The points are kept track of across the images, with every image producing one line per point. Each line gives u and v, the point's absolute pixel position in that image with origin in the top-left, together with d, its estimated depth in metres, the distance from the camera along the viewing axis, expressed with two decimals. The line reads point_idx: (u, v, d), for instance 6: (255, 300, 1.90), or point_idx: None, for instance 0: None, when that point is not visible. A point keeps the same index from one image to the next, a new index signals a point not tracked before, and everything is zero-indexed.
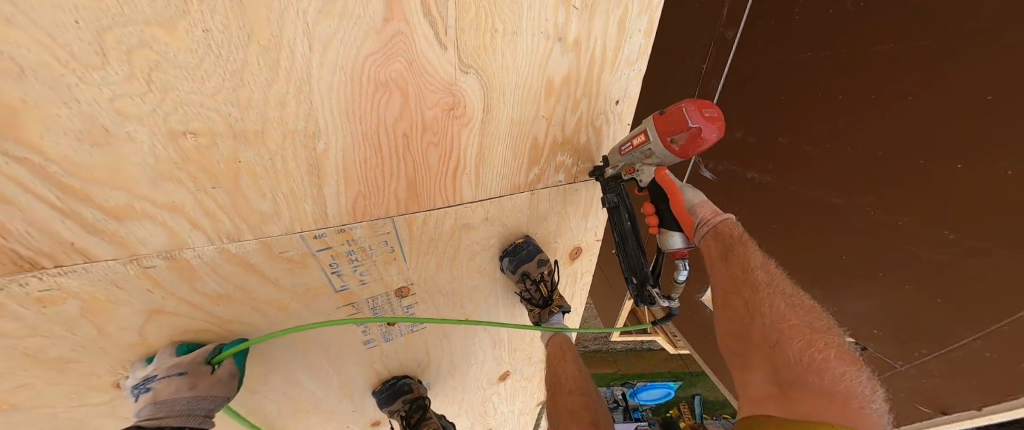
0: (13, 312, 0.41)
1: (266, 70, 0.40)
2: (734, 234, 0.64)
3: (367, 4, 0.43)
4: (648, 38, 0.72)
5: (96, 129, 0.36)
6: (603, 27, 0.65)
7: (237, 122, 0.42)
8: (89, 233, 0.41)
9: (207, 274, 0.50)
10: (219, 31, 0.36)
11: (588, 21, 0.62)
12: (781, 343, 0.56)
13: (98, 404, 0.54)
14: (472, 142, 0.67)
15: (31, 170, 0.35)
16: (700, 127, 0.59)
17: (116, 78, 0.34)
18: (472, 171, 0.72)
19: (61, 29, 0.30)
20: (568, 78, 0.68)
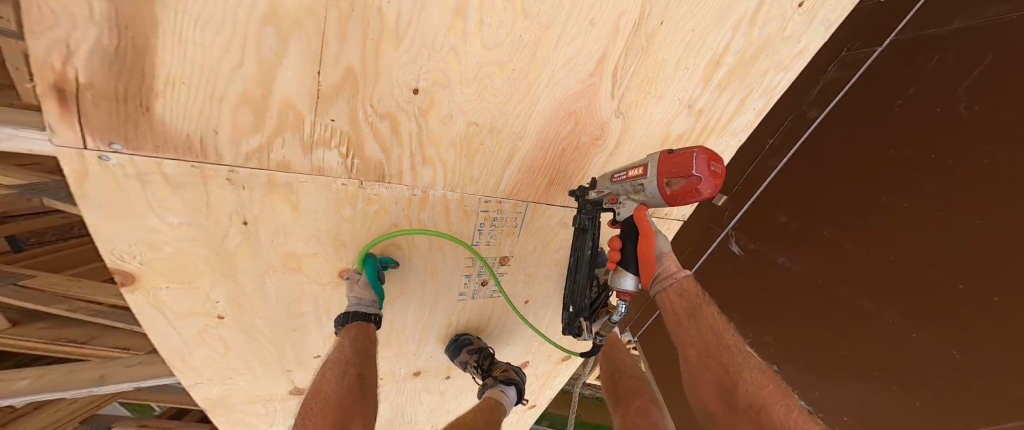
0: (355, 206, 0.65)
1: (520, 96, 0.67)
2: (694, 292, 0.73)
3: (585, 65, 0.67)
4: (758, 116, 0.94)
5: (448, 116, 0.63)
6: (727, 104, 0.87)
7: (495, 120, 0.68)
8: (411, 167, 0.66)
9: (431, 208, 0.74)
10: (516, 71, 0.63)
11: (716, 99, 0.85)
12: (767, 412, 0.62)
13: (322, 285, 0.75)
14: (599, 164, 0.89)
15: (418, 129, 0.62)
16: (698, 177, 0.61)
17: (468, 92, 0.62)
18: None
19: (469, 62, 0.58)
20: (682, 135, 0.91)
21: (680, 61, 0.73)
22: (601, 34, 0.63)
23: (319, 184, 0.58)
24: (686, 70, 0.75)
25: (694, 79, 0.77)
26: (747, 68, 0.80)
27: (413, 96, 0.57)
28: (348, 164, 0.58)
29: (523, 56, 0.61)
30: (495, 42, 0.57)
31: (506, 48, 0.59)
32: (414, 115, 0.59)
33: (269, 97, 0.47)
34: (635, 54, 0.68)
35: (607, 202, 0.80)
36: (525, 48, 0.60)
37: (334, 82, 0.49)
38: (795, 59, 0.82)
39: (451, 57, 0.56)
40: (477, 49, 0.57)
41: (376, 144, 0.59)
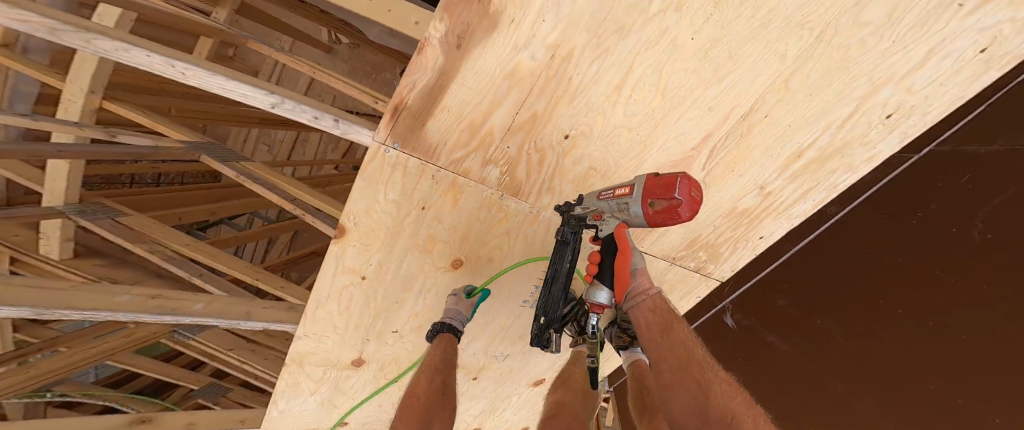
0: (489, 210, 0.80)
1: (634, 154, 0.83)
2: (665, 309, 0.74)
3: (692, 140, 0.83)
4: (814, 208, 1.07)
5: (580, 158, 0.79)
6: (794, 191, 1.00)
7: (609, 168, 0.84)
8: (537, 189, 0.81)
9: (537, 225, 0.88)
10: (640, 135, 0.79)
11: (785, 185, 0.98)
12: (736, 419, 0.66)
13: (432, 272, 0.86)
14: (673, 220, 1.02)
15: (554, 162, 0.78)
16: (678, 201, 0.58)
17: (602, 142, 0.78)
18: (658, 236, 1.06)
19: (611, 121, 0.75)
20: (748, 210, 1.04)
21: (767, 150, 0.88)
22: (715, 119, 0.79)
23: (477, 188, 0.75)
24: (769, 159, 0.90)
25: (773, 165, 0.93)
26: (818, 166, 0.94)
27: (563, 138, 0.75)
28: (501, 179, 0.76)
29: (649, 126, 0.78)
30: (635, 112, 0.75)
31: (639, 118, 0.76)
32: (556, 150, 0.76)
33: (485, 126, 0.67)
34: (733, 140, 0.84)
35: (590, 218, 0.74)
36: (654, 120, 0.77)
37: (522, 118, 0.69)
38: (864, 163, 0.96)
39: (601, 117, 0.74)
40: (622, 114, 0.74)
41: (524, 166, 0.76)
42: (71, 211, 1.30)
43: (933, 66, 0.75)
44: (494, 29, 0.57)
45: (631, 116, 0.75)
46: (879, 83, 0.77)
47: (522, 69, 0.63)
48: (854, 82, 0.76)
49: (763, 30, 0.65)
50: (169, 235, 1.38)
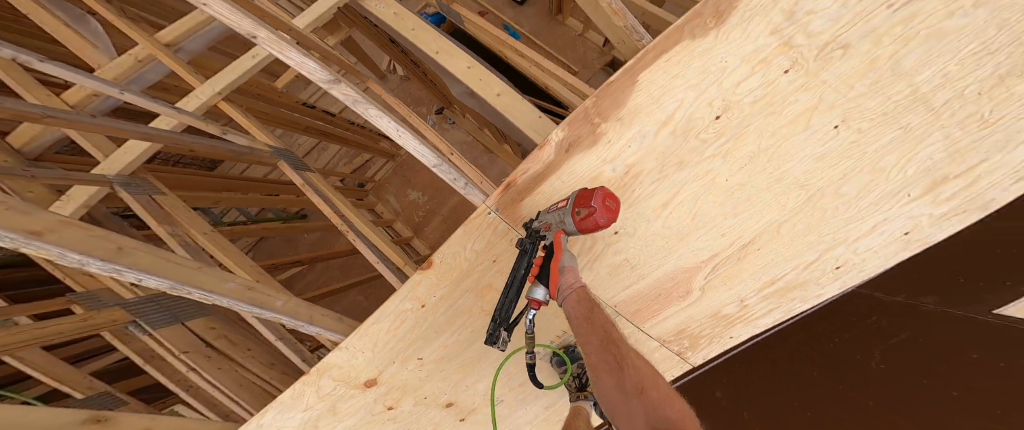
0: None
1: (660, 253, 0.99)
2: (590, 302, 0.74)
3: (703, 252, 1.00)
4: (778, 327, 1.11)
5: (619, 245, 0.98)
6: (766, 311, 1.04)
7: (638, 259, 1.00)
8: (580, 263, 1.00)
9: None
10: (668, 239, 0.98)
11: (761, 300, 1.03)
12: (646, 390, 0.60)
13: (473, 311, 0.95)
14: (667, 315, 1.08)
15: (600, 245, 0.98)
16: (594, 208, 0.71)
17: (639, 238, 0.97)
18: (651, 324, 1.10)
19: (650, 224, 0.95)
20: (728, 316, 1.07)
21: (755, 270, 1.01)
22: (723, 242, 0.99)
23: None
24: (751, 275, 1.02)
25: (754, 282, 1.02)
26: (788, 291, 1.02)
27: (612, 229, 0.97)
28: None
29: (674, 233, 0.97)
30: (668, 221, 0.95)
31: (671, 227, 0.96)
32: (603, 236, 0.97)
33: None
34: (732, 258, 1.01)
35: (543, 230, 0.82)
36: (680, 231, 0.97)
37: None
38: (823, 298, 1.01)
39: (642, 218, 0.94)
40: (659, 221, 0.95)
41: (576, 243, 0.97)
42: (118, 183, 1.29)
43: (872, 238, 0.94)
44: (594, 143, 0.83)
45: (665, 223, 0.95)
46: (837, 242, 0.95)
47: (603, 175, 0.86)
48: (818, 238, 0.96)
49: (776, 183, 0.93)
50: (194, 222, 1.41)
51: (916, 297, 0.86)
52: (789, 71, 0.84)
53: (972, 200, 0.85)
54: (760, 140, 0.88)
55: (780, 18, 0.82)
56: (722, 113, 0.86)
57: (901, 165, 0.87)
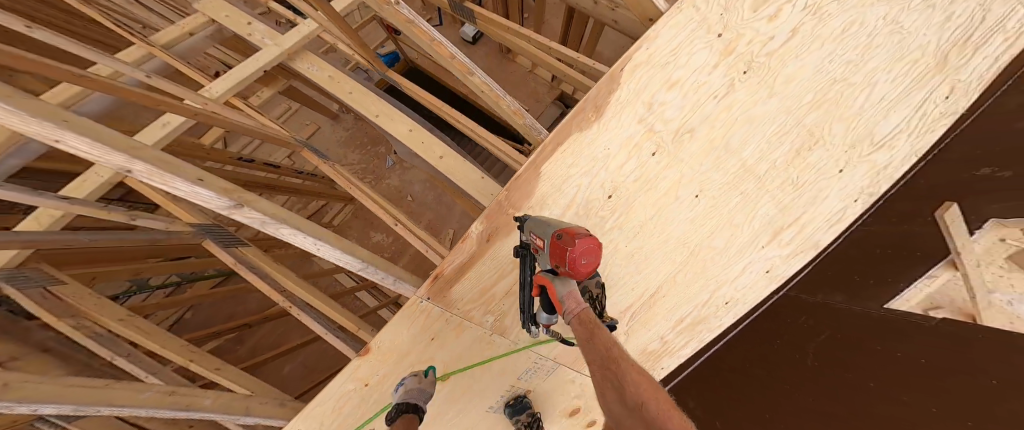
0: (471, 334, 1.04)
1: None
2: (595, 324, 0.67)
3: (618, 300, 1.15)
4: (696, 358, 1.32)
5: None
6: (683, 344, 1.25)
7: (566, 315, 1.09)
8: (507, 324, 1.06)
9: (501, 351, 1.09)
10: None
11: (674, 337, 1.24)
12: (657, 424, 0.52)
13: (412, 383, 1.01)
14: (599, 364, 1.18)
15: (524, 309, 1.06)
16: (568, 272, 0.71)
17: None
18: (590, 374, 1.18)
19: None
20: (654, 353, 1.25)
21: (668, 309, 1.19)
22: (634, 295, 1.15)
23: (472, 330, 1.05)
24: (664, 316, 1.19)
25: (667, 323, 1.21)
26: (695, 327, 1.22)
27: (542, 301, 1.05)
28: (494, 323, 1.06)
29: None
30: None
31: None
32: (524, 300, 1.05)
33: (492, 289, 1.02)
34: (643, 304, 1.17)
35: (534, 247, 0.86)
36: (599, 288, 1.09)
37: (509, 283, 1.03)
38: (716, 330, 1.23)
39: None
40: None
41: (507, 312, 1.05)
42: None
43: (745, 277, 1.21)
44: (510, 231, 0.99)
45: None
46: (719, 283, 1.18)
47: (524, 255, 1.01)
48: (705, 281, 1.18)
49: (663, 244, 1.10)
50: (102, 308, 1.30)
51: (829, 296, 1.10)
52: (656, 153, 1.01)
53: (802, 244, 1.22)
54: (647, 210, 1.06)
55: (643, 110, 0.99)
56: (613, 191, 1.02)
57: (750, 220, 1.13)
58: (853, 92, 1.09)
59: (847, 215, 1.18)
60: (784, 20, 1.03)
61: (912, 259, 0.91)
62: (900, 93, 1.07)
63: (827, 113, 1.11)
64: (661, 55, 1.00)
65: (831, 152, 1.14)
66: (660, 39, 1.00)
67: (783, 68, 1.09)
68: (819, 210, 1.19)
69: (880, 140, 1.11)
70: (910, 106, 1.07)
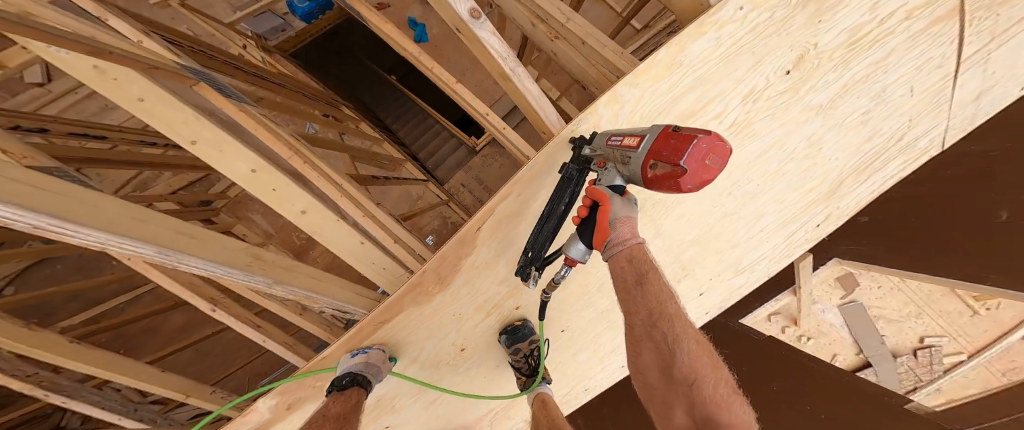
0: None
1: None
2: (645, 260, 0.66)
3: (466, 418, 1.14)
4: None
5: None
6: None
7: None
8: None
9: None
10: (425, 417, 1.08)
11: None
12: (696, 384, 0.64)
13: None
14: None
15: None
16: (685, 170, 0.51)
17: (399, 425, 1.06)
18: None
19: (408, 414, 1.05)
20: None
21: (517, 415, 1.21)
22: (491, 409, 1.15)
23: None
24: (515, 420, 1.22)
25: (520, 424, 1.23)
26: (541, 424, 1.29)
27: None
28: None
29: (428, 415, 1.08)
30: (428, 409, 1.07)
31: (426, 410, 1.07)
32: None
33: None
34: (492, 416, 1.17)
35: (594, 166, 0.73)
36: (439, 412, 1.09)
37: None
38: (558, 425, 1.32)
39: (396, 409, 1.02)
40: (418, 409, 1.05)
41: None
42: None
43: (599, 379, 1.25)
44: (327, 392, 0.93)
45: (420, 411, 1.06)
46: (577, 389, 1.23)
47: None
48: (562, 392, 1.21)
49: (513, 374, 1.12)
50: None
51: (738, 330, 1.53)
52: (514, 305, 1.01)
53: None
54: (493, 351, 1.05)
55: (507, 270, 0.95)
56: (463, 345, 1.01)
57: (599, 350, 1.19)
58: (736, 225, 1.14)
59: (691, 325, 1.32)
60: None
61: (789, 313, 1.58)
62: (780, 223, 1.22)
63: (705, 246, 1.14)
64: (534, 211, 0.89)
65: (697, 287, 1.21)
66: (539, 181, 0.85)
67: (677, 204, 1.02)
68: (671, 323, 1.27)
69: (743, 267, 1.23)
70: (774, 232, 1.22)
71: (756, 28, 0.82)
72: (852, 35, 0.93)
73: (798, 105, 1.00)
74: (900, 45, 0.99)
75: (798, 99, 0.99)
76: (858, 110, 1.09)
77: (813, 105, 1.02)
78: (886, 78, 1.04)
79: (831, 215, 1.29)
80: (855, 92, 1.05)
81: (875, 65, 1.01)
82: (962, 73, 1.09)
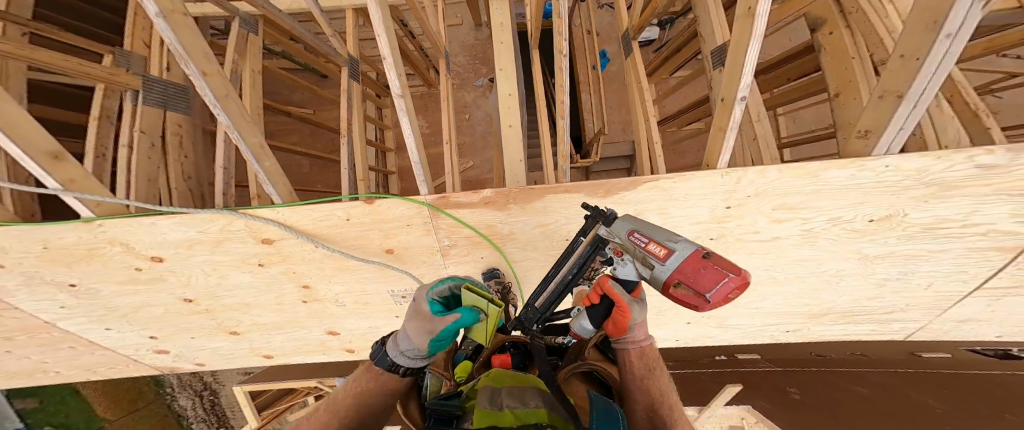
0: (466, 222, 1.53)
1: (525, 262, 1.60)
2: (652, 358, 0.88)
3: None
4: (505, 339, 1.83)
5: (514, 244, 1.56)
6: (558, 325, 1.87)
7: (522, 261, 1.59)
8: (485, 233, 1.55)
9: (474, 246, 1.59)
10: (535, 258, 1.59)
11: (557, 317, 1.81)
12: (651, 380, 0.87)
13: (418, 224, 1.54)
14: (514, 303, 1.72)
15: (504, 236, 1.55)
16: (711, 299, 0.74)
17: (524, 250, 1.57)
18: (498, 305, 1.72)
19: (531, 246, 1.56)
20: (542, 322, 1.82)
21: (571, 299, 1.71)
22: None
23: (468, 224, 1.54)
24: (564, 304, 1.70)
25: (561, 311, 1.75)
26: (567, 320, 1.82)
27: (514, 240, 1.55)
28: (481, 233, 1.55)
29: (537, 257, 1.58)
30: (542, 253, 1.57)
31: (540, 253, 1.57)
32: (507, 229, 1.54)
33: (495, 224, 1.53)
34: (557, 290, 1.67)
35: (612, 250, 0.92)
36: (542, 261, 1.59)
37: (504, 216, 1.52)
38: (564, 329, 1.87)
39: (534, 237, 1.54)
40: (539, 248, 1.56)
41: (494, 224, 1.53)
42: None
43: None
44: (527, 201, 1.49)
45: (537, 251, 1.57)
46: None
47: (524, 219, 1.51)
48: None
49: None
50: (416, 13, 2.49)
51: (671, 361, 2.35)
52: None
53: (662, 320, 1.80)
54: None
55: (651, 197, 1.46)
56: None
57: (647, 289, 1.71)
58: (771, 285, 1.56)
59: (692, 329, 1.80)
60: (809, 225, 1.33)
61: (752, 381, 1.98)
62: (792, 307, 1.63)
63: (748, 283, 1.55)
64: None
65: (678, 312, 1.76)
66: None
67: (764, 243, 1.39)
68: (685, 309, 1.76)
69: (748, 312, 1.68)
70: (750, 312, 1.69)
71: (864, 182, 1.23)
72: (927, 223, 1.29)
73: (859, 245, 1.36)
74: (947, 248, 1.35)
75: (874, 237, 1.34)
76: (884, 275, 1.46)
77: (893, 248, 1.37)
78: (918, 269, 1.43)
79: (812, 331, 1.70)
80: (896, 263, 1.41)
81: (914, 256, 1.38)
82: (969, 296, 1.51)
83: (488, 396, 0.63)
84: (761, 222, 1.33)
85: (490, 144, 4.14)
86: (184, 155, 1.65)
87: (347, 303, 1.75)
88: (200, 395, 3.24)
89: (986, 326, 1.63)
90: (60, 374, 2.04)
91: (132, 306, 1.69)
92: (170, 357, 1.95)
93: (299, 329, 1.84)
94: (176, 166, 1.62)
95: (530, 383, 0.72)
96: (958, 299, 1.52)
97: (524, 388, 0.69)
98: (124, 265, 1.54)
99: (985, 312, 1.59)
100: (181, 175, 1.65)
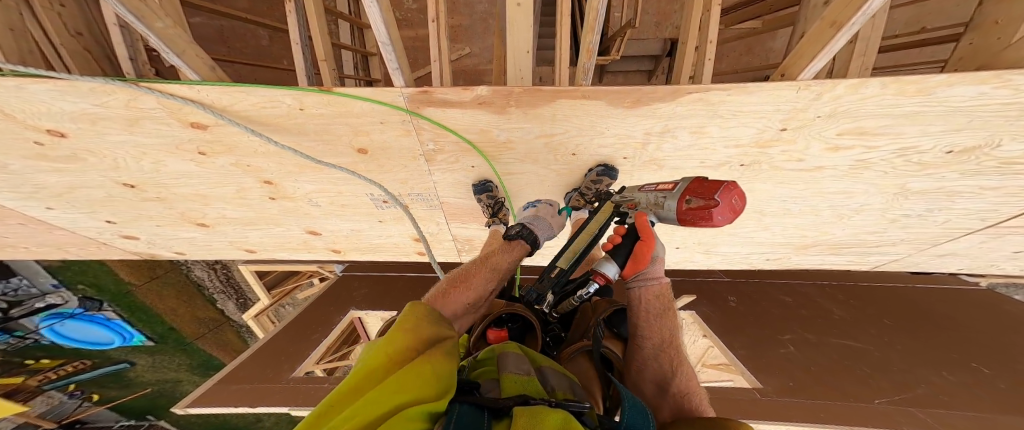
0: (455, 121, 1.25)
1: (522, 175, 1.38)
2: (666, 296, 0.85)
3: (548, 195, 1.45)
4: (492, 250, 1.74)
5: (510, 153, 1.31)
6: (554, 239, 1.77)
7: (518, 173, 1.38)
8: (475, 138, 1.29)
9: (464, 153, 1.35)
10: (533, 171, 1.37)
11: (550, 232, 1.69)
12: (661, 323, 0.84)
13: (395, 119, 1.25)
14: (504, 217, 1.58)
15: (501, 145, 1.30)
16: (717, 202, 0.75)
17: (520, 161, 1.34)
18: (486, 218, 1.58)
19: (531, 157, 1.32)
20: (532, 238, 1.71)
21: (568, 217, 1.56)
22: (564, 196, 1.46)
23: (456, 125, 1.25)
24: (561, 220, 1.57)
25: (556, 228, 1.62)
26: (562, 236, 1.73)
27: (512, 151, 1.31)
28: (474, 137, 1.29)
29: (536, 170, 1.36)
30: (545, 167, 1.35)
31: (542, 166, 1.35)
32: (504, 138, 1.27)
33: (490, 132, 1.26)
34: (555, 205, 1.50)
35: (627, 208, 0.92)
36: (544, 175, 1.38)
37: (502, 121, 1.23)
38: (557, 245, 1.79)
39: (534, 148, 1.29)
40: (540, 162, 1.33)
41: (487, 130, 1.26)
42: None
43: None
44: (531, 108, 1.19)
45: (538, 163, 1.34)
46: None
47: (525, 127, 1.24)
48: None
49: None
50: None
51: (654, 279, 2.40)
52: None
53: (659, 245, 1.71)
54: None
55: None
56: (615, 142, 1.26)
57: None
58: (787, 219, 1.43)
59: (688, 256, 1.74)
60: (866, 153, 1.13)
61: (716, 290, 2.22)
62: (798, 241, 1.55)
63: (762, 215, 1.42)
64: None
65: (673, 239, 1.67)
66: None
67: (800, 172, 1.20)
68: (685, 239, 1.66)
69: (750, 243, 1.60)
70: (752, 244, 1.61)
71: (980, 103, 0.97)
72: (1008, 157, 1.10)
73: (910, 179, 1.20)
74: (1003, 185, 1.20)
75: (932, 169, 1.16)
76: (908, 212, 1.34)
77: (945, 183, 1.21)
78: (952, 207, 1.30)
79: (807, 259, 1.68)
80: (933, 199, 1.27)
81: (959, 194, 1.24)
82: (984, 234, 1.45)
83: (510, 360, 0.58)
84: (812, 148, 1.13)
85: (492, 27, 3.45)
86: (55, 1, 1.23)
87: (319, 204, 1.56)
88: (215, 268, 3.23)
89: (959, 259, 1.64)
90: (31, 251, 1.92)
91: (64, 186, 1.46)
92: (141, 243, 1.83)
93: (269, 227, 1.69)
94: (50, 16, 1.20)
95: (543, 363, 0.64)
96: (964, 236, 1.45)
97: (539, 371, 0.61)
98: (18, 137, 1.25)
99: (984, 249, 1.57)
100: (66, 29, 1.25)
